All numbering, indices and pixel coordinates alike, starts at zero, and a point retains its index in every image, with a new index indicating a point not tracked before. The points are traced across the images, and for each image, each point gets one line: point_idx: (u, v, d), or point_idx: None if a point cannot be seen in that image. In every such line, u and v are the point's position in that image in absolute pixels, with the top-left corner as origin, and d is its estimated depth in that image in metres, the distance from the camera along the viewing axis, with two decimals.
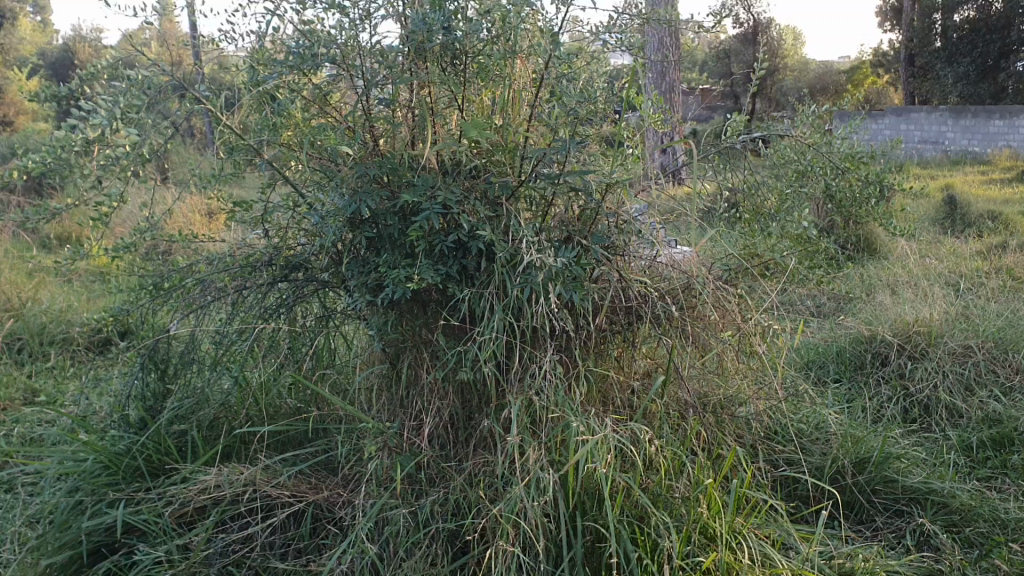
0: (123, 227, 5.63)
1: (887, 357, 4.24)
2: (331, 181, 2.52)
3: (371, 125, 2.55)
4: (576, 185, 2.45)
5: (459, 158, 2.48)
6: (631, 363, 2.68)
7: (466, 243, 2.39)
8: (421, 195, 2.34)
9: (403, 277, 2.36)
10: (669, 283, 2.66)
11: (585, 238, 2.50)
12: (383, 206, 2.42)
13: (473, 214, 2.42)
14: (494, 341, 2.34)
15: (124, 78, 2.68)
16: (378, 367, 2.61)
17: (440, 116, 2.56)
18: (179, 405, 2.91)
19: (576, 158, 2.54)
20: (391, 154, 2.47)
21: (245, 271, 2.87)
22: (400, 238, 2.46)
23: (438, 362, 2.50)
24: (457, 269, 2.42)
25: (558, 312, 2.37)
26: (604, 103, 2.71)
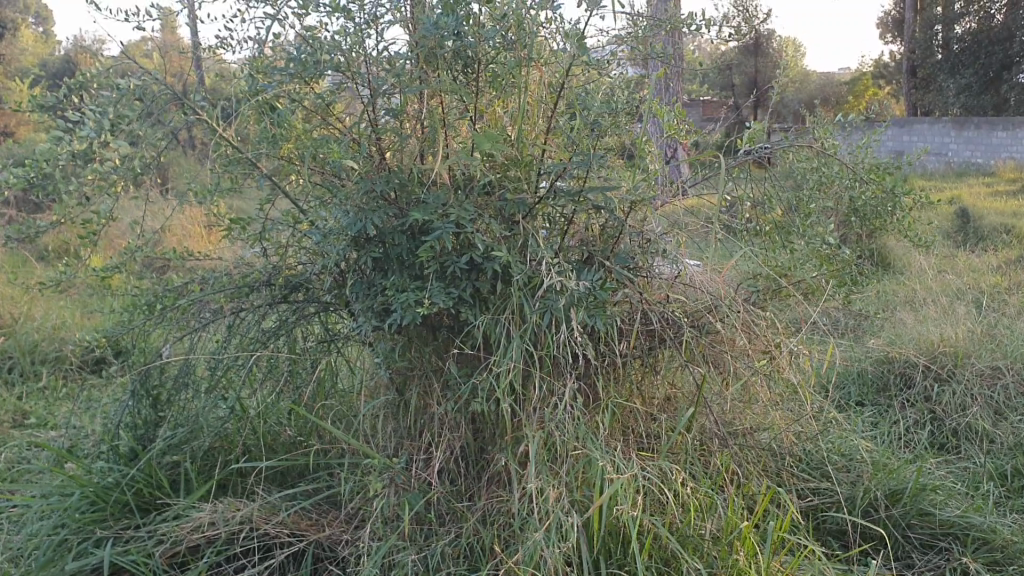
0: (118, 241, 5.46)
1: (911, 379, 4.07)
2: (335, 197, 2.35)
3: (377, 137, 2.38)
4: (599, 202, 2.28)
5: (471, 172, 2.31)
6: (653, 391, 2.52)
7: (480, 264, 2.22)
8: (432, 213, 2.17)
9: (412, 302, 2.18)
10: (695, 306, 2.49)
11: (607, 259, 2.33)
12: (390, 225, 2.25)
13: (487, 234, 2.25)
14: (511, 371, 2.16)
15: (114, 87, 2.51)
16: (384, 396, 2.44)
17: (452, 128, 2.39)
18: (172, 434, 2.73)
19: (596, 172, 2.37)
20: (399, 168, 2.30)
21: (242, 292, 2.70)
22: (408, 258, 2.29)
23: (450, 392, 2.33)
24: (470, 293, 2.25)
25: (579, 339, 2.20)
26: (626, 114, 2.54)
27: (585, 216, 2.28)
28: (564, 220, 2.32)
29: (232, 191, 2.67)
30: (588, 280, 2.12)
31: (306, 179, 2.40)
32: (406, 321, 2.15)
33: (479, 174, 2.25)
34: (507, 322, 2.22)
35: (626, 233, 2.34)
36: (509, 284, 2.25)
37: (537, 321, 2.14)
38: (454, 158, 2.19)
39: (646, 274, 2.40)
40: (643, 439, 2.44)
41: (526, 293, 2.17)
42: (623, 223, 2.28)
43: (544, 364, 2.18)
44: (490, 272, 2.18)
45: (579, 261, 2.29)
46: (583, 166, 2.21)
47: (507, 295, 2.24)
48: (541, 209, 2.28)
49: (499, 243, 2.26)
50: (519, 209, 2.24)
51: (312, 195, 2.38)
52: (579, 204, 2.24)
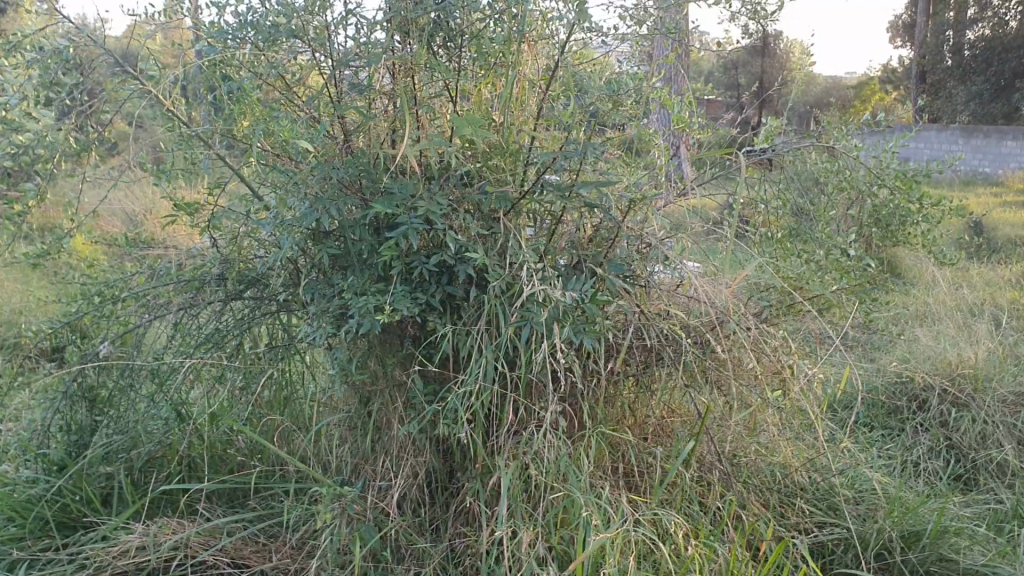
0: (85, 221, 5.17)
1: (926, 401, 3.78)
2: (291, 184, 2.05)
3: (342, 117, 2.09)
4: (592, 200, 1.99)
5: (448, 161, 2.02)
6: (646, 415, 2.24)
7: (453, 265, 1.93)
8: (398, 204, 1.88)
9: (372, 307, 1.89)
10: (697, 321, 2.21)
11: (600, 266, 2.03)
12: (352, 218, 1.96)
13: (462, 230, 1.96)
14: (483, 391, 1.87)
15: (47, 49, 2.21)
16: (341, 412, 2.15)
17: (428, 109, 2.09)
18: (107, 443, 2.44)
19: (591, 165, 2.08)
20: (365, 152, 2.00)
21: (192, 286, 2.46)
22: (371, 257, 1.99)
23: (414, 411, 2.04)
24: (441, 299, 1.96)
25: (563, 357, 1.91)
26: (627, 101, 2.24)
27: (576, 214, 1.99)
28: (552, 218, 2.03)
29: (182, 172, 2.38)
30: (576, 289, 1.83)
31: (260, 162, 2.11)
32: (364, 329, 1.86)
33: (456, 163, 1.95)
34: (482, 333, 1.93)
35: (622, 236, 2.05)
36: (485, 288, 1.96)
37: (515, 333, 1.85)
38: (425, 143, 1.90)
39: (643, 283, 2.10)
40: (635, 468, 2.17)
41: (504, 302, 1.89)
42: (619, 226, 1.99)
43: (522, 383, 1.89)
44: (464, 274, 1.89)
45: (567, 267, 2.00)
46: (575, 157, 1.92)
47: (482, 302, 1.95)
48: (525, 205, 1.99)
49: (476, 240, 1.97)
50: (500, 203, 1.95)
51: (264, 179, 2.08)
52: (569, 200, 1.95)
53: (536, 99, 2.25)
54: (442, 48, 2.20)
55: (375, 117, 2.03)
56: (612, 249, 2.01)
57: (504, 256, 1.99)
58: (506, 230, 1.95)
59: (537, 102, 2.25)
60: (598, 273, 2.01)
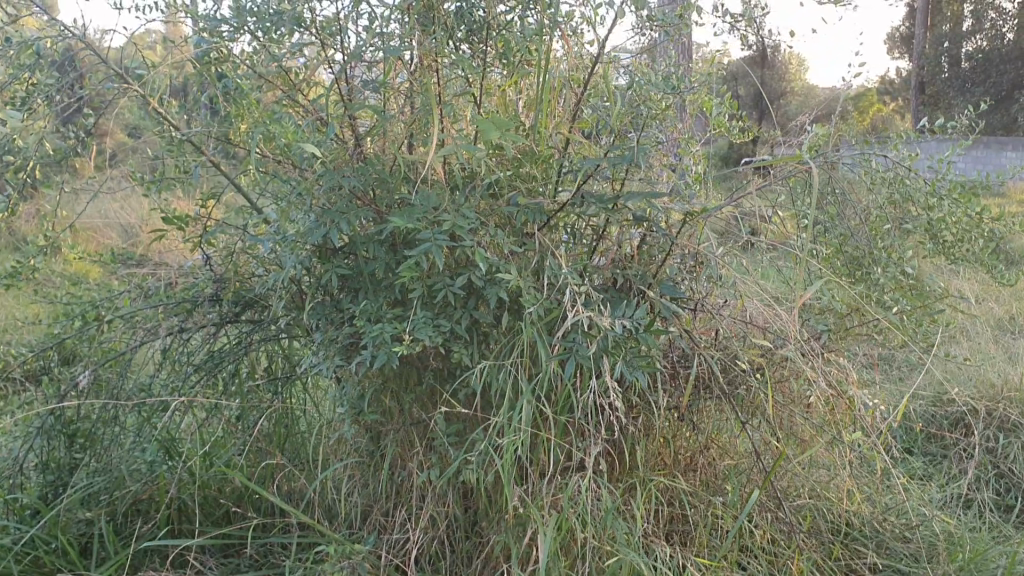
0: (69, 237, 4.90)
1: (970, 426, 3.31)
2: (295, 195, 1.81)
3: (353, 119, 1.84)
4: (638, 211, 1.74)
5: (473, 169, 1.77)
6: (694, 455, 1.98)
7: (481, 287, 1.68)
8: (418, 218, 1.63)
9: (389, 336, 1.64)
10: (750, 346, 1.97)
11: (648, 288, 1.78)
12: (364, 233, 1.71)
13: (490, 247, 1.71)
14: (516, 433, 1.62)
15: (22, 44, 1.97)
16: (351, 453, 1.89)
17: (450, 111, 1.84)
18: (87, 483, 2.18)
19: (635, 173, 1.82)
20: (379, 159, 1.75)
21: (184, 309, 2.21)
22: (386, 277, 1.74)
23: (435, 454, 1.78)
24: (467, 327, 1.71)
25: (607, 393, 1.65)
26: (672, 101, 2.00)
27: (621, 227, 1.73)
28: (592, 233, 1.78)
29: (173, 182, 2.13)
30: (625, 315, 1.58)
31: (259, 170, 1.86)
32: (379, 362, 1.61)
33: (485, 170, 1.71)
34: (514, 366, 1.68)
35: (671, 253, 1.79)
36: (518, 314, 1.71)
37: (556, 367, 1.60)
38: (449, 147, 1.65)
39: (693, 307, 1.85)
40: (684, 514, 1.91)
41: (542, 330, 1.63)
42: (670, 243, 1.73)
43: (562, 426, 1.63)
44: (494, 298, 1.64)
45: (610, 289, 1.75)
46: (622, 162, 1.67)
47: (515, 330, 1.70)
48: (563, 217, 1.74)
49: (507, 259, 1.72)
50: (534, 215, 1.70)
51: (263, 188, 1.83)
52: (614, 211, 1.70)
53: (567, 100, 2.01)
54: (463, 43, 1.95)
55: (390, 119, 1.78)
56: (662, 268, 1.76)
57: (538, 276, 1.74)
58: (541, 248, 1.70)
59: (569, 103, 2.01)
60: (646, 296, 1.76)
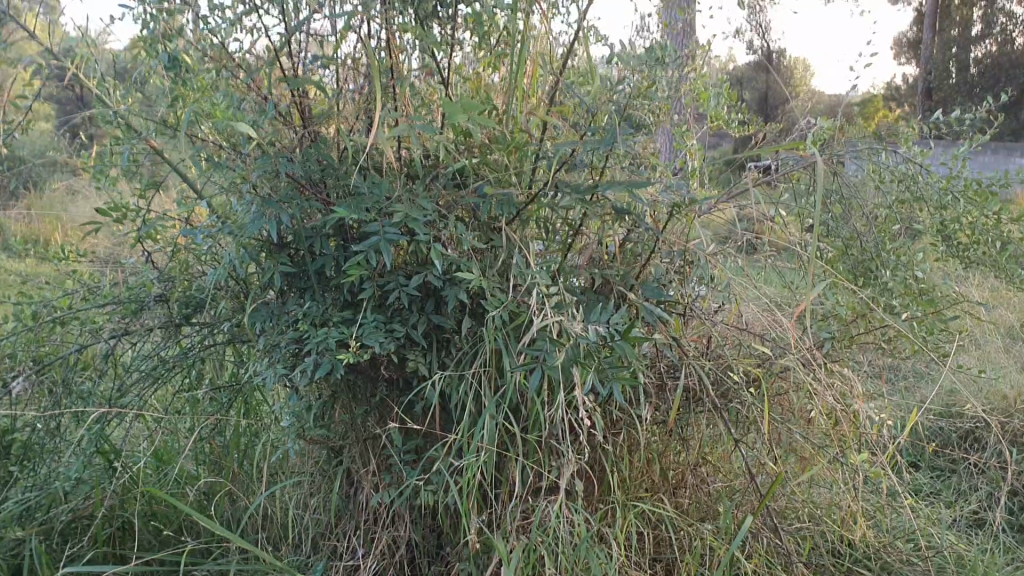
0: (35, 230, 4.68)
1: (979, 441, 3.11)
2: (236, 183, 1.61)
3: (303, 101, 1.64)
4: (620, 204, 1.54)
5: (435, 156, 1.57)
6: (681, 475, 1.78)
7: (440, 287, 1.48)
8: (368, 209, 1.43)
9: (334, 342, 1.45)
10: (745, 355, 1.77)
11: (630, 290, 1.58)
12: (310, 225, 1.52)
13: (452, 243, 1.52)
14: (477, 452, 1.42)
15: None
16: (300, 470, 1.70)
17: (411, 92, 1.65)
18: (18, 499, 1.99)
19: (616, 163, 1.62)
20: (329, 143, 1.56)
21: (127, 310, 2.01)
22: (334, 276, 1.55)
23: (390, 474, 1.59)
24: (425, 333, 1.51)
25: (580, 408, 1.45)
26: (661, 85, 1.80)
27: (601, 222, 1.54)
28: (568, 228, 1.58)
29: (114, 171, 1.94)
30: (600, 320, 1.37)
31: (200, 156, 1.67)
32: (322, 372, 1.41)
33: (448, 156, 1.51)
34: (477, 376, 1.48)
35: (656, 252, 1.59)
36: (483, 317, 1.51)
37: (521, 378, 1.40)
38: (406, 129, 1.46)
39: (681, 312, 1.66)
40: (669, 540, 1.71)
41: (506, 337, 1.44)
42: (654, 239, 1.53)
43: (530, 446, 1.43)
44: (453, 300, 1.45)
45: (587, 291, 1.55)
46: (601, 148, 1.47)
47: (479, 336, 1.50)
48: (535, 209, 1.55)
49: (471, 256, 1.53)
50: (501, 206, 1.51)
51: (202, 175, 1.64)
52: (591, 204, 1.50)
53: (543, 83, 1.81)
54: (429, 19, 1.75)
55: (343, 98, 1.59)
56: (646, 268, 1.56)
57: (507, 275, 1.55)
58: (509, 244, 1.51)
59: (546, 87, 1.81)
60: (628, 298, 1.57)
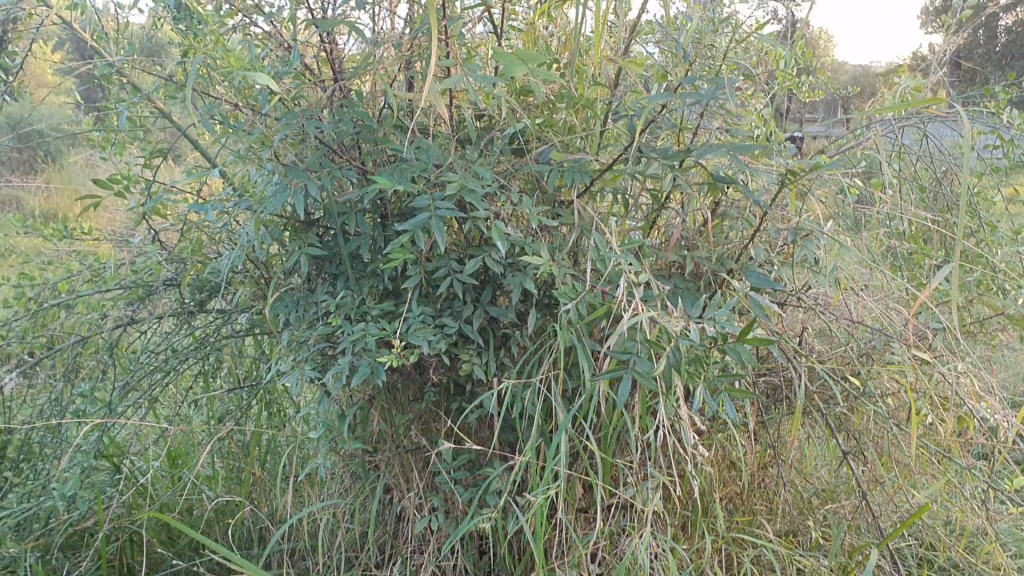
0: (47, 208, 4.45)
1: None
2: (255, 150, 1.35)
3: (333, 53, 1.38)
4: (716, 171, 1.29)
5: (492, 114, 1.31)
6: (776, 490, 1.52)
7: (499, 272, 1.22)
8: (412, 179, 1.17)
9: (373, 339, 1.19)
10: (854, 352, 1.51)
11: (729, 276, 1.31)
12: (342, 199, 1.26)
13: (513, 218, 1.26)
14: (547, 475, 1.17)
15: None
16: (334, 485, 1.45)
17: (461, 41, 1.38)
18: (14, 509, 1.76)
19: (708, 126, 1.35)
20: (364, 101, 1.29)
21: (134, 296, 1.77)
22: (371, 259, 1.29)
23: (438, 494, 1.34)
24: (482, 328, 1.25)
25: (671, 421, 1.19)
26: (753, 36, 1.52)
27: (693, 193, 1.28)
28: (651, 203, 1.31)
29: (115, 138, 1.68)
30: (700, 315, 1.11)
31: (213, 117, 1.42)
32: (360, 376, 1.16)
33: (510, 114, 1.26)
34: (547, 381, 1.23)
35: (757, 229, 1.32)
36: (551, 309, 1.25)
37: (603, 385, 1.15)
38: (460, 81, 1.21)
39: (782, 300, 1.39)
40: (764, 569, 1.46)
41: (583, 335, 1.18)
42: (758, 214, 1.27)
43: (613, 468, 1.18)
44: (518, 288, 1.19)
45: (676, 276, 1.28)
46: (697, 103, 1.21)
47: (548, 332, 1.25)
48: (613, 178, 1.29)
49: (536, 235, 1.27)
50: (574, 174, 1.25)
51: (215, 140, 1.39)
52: (683, 171, 1.24)
53: (615, 32, 1.53)
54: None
55: (383, 45, 1.33)
56: (746, 248, 1.30)
57: (578, 258, 1.29)
58: (583, 222, 1.25)
59: (617, 37, 1.54)
60: (725, 285, 1.31)
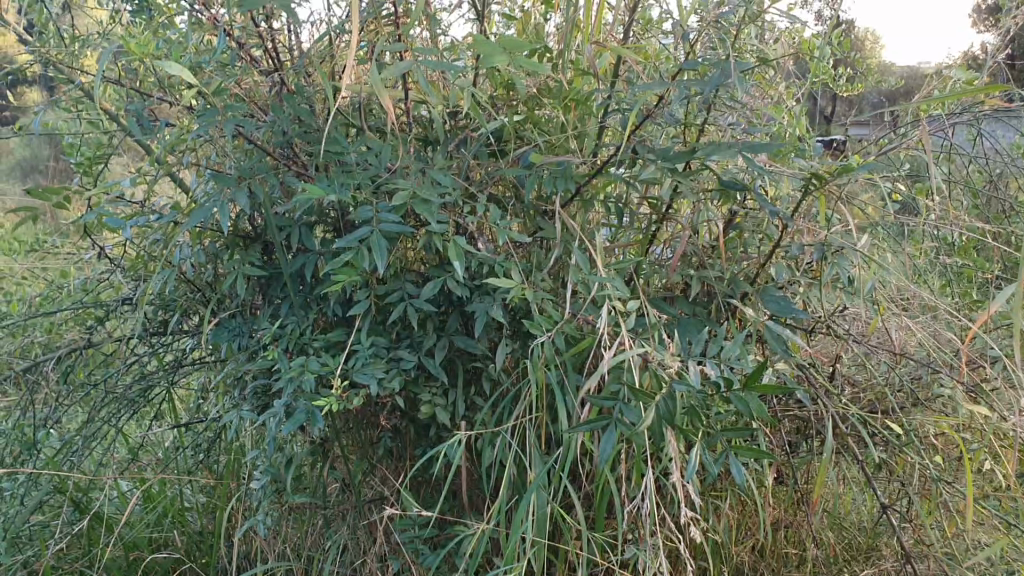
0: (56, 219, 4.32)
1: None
2: (192, 153, 1.17)
3: (284, 43, 1.19)
4: (727, 176, 1.08)
5: (464, 111, 1.11)
6: (804, 544, 1.31)
7: (464, 297, 1.02)
8: (357, 188, 0.98)
9: (312, 377, 0.99)
10: (895, 384, 1.29)
11: (745, 300, 1.09)
12: (283, 210, 1.07)
13: (484, 233, 1.06)
14: (519, 544, 0.96)
15: None
16: (289, 539, 1.26)
17: (430, 28, 1.18)
18: None
19: (721, 125, 1.14)
20: (312, 96, 1.10)
21: (89, 317, 1.59)
22: (318, 282, 1.09)
23: (399, 556, 1.14)
24: (448, 362, 1.06)
25: (670, 479, 0.98)
26: (776, 20, 1.30)
27: (700, 202, 1.07)
28: (652, 214, 1.11)
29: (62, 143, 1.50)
30: (703, 353, 0.90)
31: (150, 116, 1.24)
32: (292, 422, 0.97)
33: (481, 109, 1.06)
34: (522, 427, 1.02)
35: (778, 244, 1.11)
36: (528, 340, 1.05)
37: (584, 435, 0.94)
38: (415, 70, 1.01)
39: (808, 326, 1.18)
40: None
41: (563, 374, 0.98)
42: (778, 227, 1.07)
43: (600, 535, 0.97)
44: (484, 316, 0.99)
45: (680, 300, 1.08)
46: (702, 94, 1.01)
47: (524, 367, 1.04)
48: (605, 183, 1.09)
49: (511, 252, 1.07)
50: (556, 180, 1.05)
51: (150, 142, 1.21)
52: (687, 175, 1.04)
53: (615, 18, 1.32)
54: None
55: (337, 30, 1.14)
56: (764, 266, 1.09)
57: (563, 278, 1.09)
58: (566, 236, 1.05)
59: (618, 24, 1.33)
60: (738, 311, 1.10)
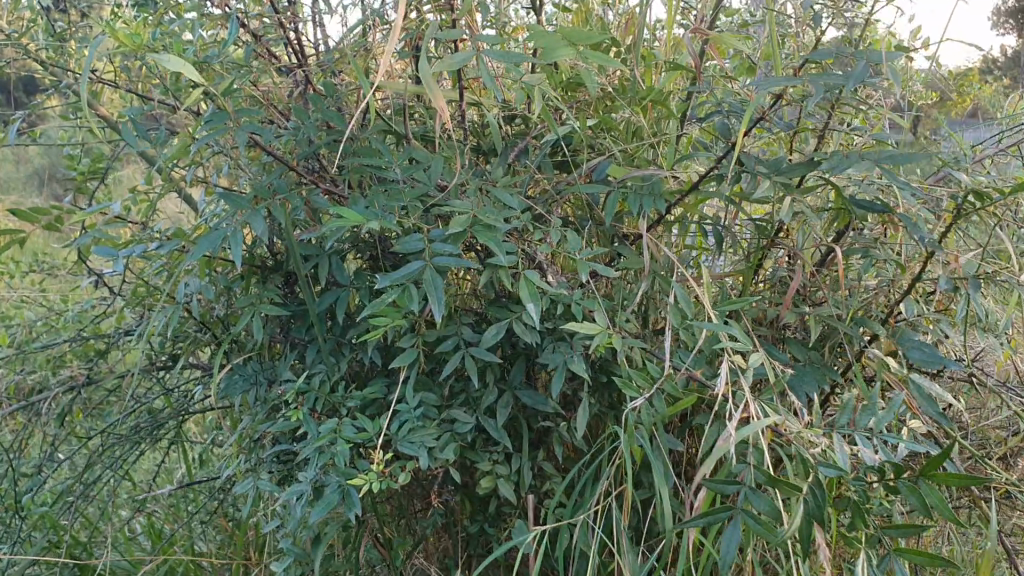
0: None
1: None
2: (199, 167, 0.97)
3: (306, 37, 1.00)
4: (851, 193, 0.88)
5: (526, 116, 0.91)
6: None
7: (533, 344, 0.83)
8: (403, 211, 0.78)
9: (347, 447, 0.80)
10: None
11: (872, 342, 0.90)
12: (310, 238, 0.87)
13: (554, 263, 0.87)
14: None
15: None
16: None
17: (482, 18, 0.98)
18: None
19: (834, 130, 0.95)
20: (342, 99, 0.91)
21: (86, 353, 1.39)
22: (350, 322, 0.90)
23: None
24: (512, 423, 0.86)
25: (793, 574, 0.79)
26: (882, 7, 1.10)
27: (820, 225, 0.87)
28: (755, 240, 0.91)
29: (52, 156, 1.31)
30: (848, 422, 0.70)
31: (148, 123, 1.05)
32: (324, 505, 0.77)
33: (550, 112, 0.86)
34: (606, 504, 0.83)
35: (907, 275, 0.92)
36: (609, 396, 0.85)
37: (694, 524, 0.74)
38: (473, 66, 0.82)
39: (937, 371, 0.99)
40: None
41: (660, 442, 0.78)
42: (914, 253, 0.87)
43: None
44: (561, 368, 0.80)
45: (794, 344, 0.88)
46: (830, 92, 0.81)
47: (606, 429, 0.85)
48: (700, 202, 0.89)
49: (586, 287, 0.88)
50: (644, 199, 0.85)
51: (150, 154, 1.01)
52: (806, 191, 0.84)
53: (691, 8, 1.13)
54: None
55: (371, 20, 0.95)
56: (895, 302, 0.89)
57: (648, 317, 0.90)
58: (656, 267, 0.85)
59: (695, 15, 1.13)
60: (862, 357, 0.90)
